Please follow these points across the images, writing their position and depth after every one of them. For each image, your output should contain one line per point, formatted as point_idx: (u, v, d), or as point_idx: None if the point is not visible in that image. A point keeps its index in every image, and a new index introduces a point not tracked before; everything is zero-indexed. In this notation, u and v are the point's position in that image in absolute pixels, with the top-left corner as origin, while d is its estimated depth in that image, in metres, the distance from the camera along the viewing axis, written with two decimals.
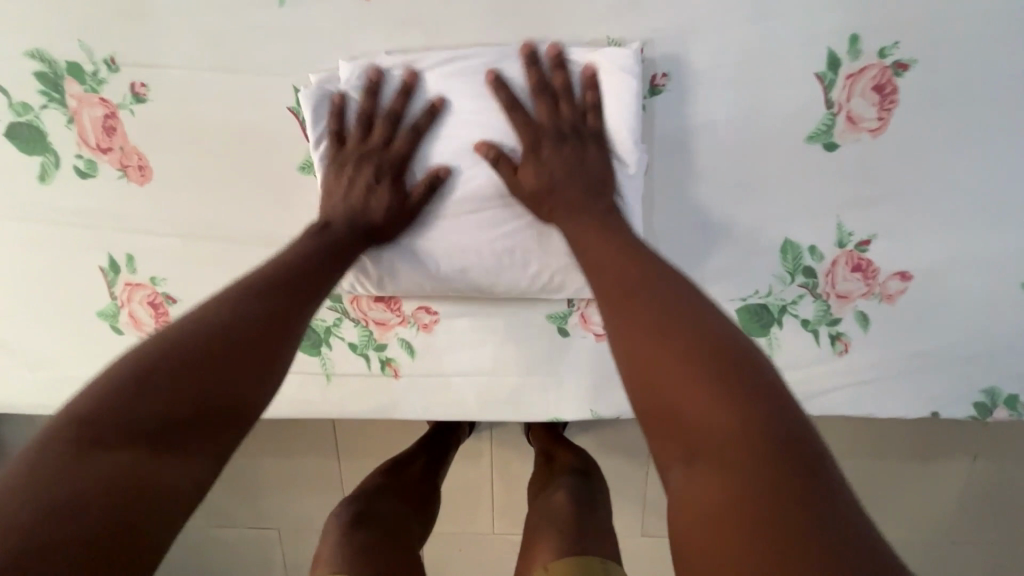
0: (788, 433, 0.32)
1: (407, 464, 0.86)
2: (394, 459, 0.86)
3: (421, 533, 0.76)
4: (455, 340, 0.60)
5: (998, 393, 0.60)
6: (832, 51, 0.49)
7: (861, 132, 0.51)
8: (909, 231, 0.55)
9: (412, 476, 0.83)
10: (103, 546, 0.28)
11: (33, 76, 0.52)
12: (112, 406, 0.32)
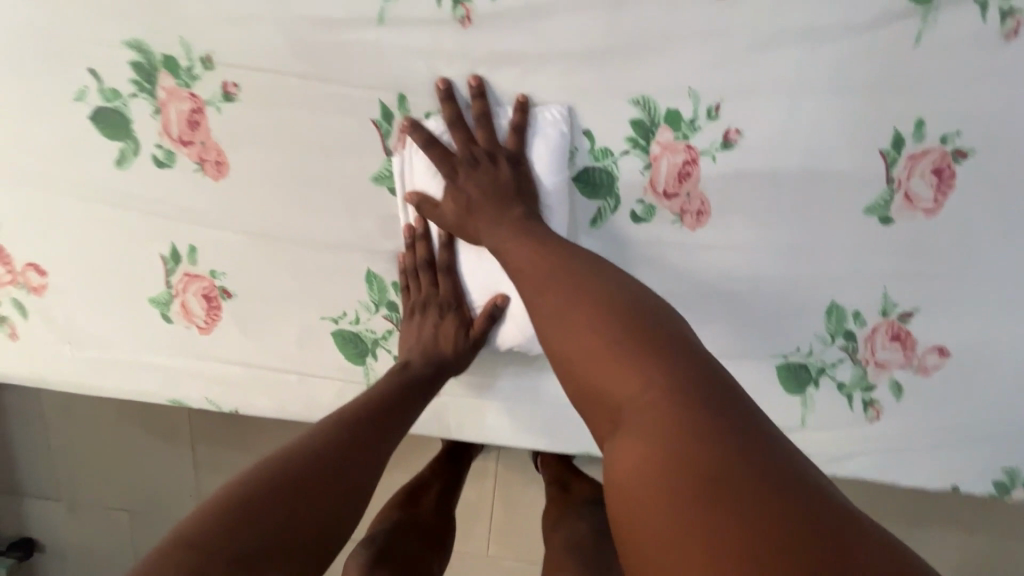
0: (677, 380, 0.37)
1: (422, 492, 0.87)
2: (410, 486, 0.88)
3: (435, 565, 0.77)
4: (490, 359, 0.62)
5: (1018, 474, 0.62)
6: (898, 132, 0.51)
7: (916, 211, 0.53)
8: (950, 309, 0.57)
9: (427, 506, 0.84)
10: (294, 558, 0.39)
11: (127, 65, 0.53)
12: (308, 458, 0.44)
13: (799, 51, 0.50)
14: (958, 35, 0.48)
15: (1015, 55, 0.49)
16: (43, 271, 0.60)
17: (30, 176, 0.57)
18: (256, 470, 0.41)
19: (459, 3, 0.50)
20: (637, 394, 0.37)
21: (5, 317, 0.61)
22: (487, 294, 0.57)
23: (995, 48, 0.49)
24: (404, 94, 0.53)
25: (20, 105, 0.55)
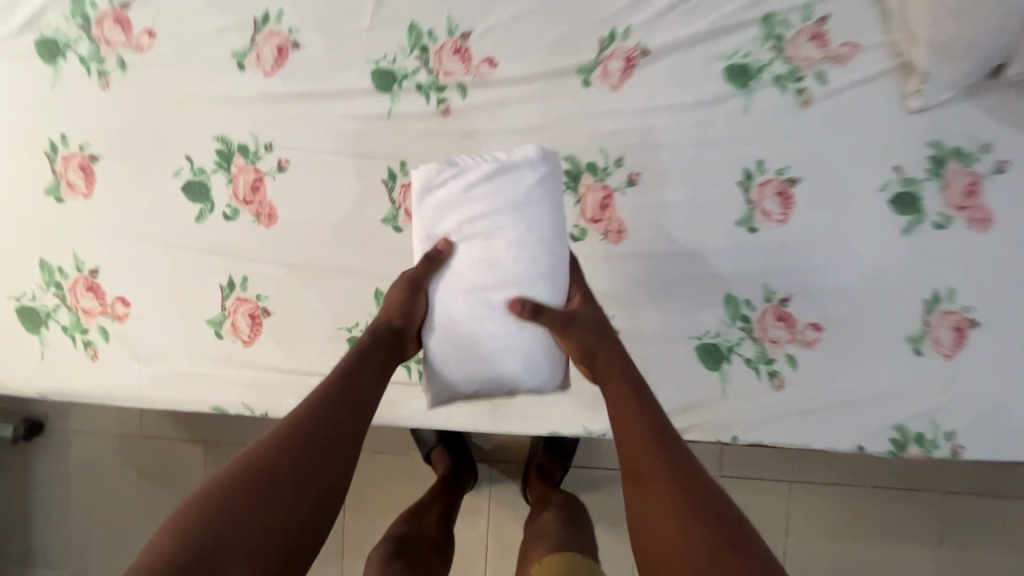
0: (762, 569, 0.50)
1: (425, 511, 0.97)
2: (414, 507, 0.97)
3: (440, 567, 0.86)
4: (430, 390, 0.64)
5: (907, 431, 0.76)
6: (747, 168, 0.74)
7: (772, 222, 0.75)
8: (816, 294, 0.75)
9: (431, 521, 0.94)
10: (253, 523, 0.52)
11: (213, 151, 0.77)
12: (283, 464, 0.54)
13: (669, 120, 0.74)
14: (771, 105, 0.74)
15: (812, 116, 0.74)
16: (127, 303, 0.78)
17: (130, 232, 0.78)
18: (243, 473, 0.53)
19: (442, 101, 0.75)
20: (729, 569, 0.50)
21: (90, 341, 0.78)
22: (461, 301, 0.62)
23: (797, 112, 0.74)
24: (405, 161, 0.76)
25: (132, 180, 0.77)
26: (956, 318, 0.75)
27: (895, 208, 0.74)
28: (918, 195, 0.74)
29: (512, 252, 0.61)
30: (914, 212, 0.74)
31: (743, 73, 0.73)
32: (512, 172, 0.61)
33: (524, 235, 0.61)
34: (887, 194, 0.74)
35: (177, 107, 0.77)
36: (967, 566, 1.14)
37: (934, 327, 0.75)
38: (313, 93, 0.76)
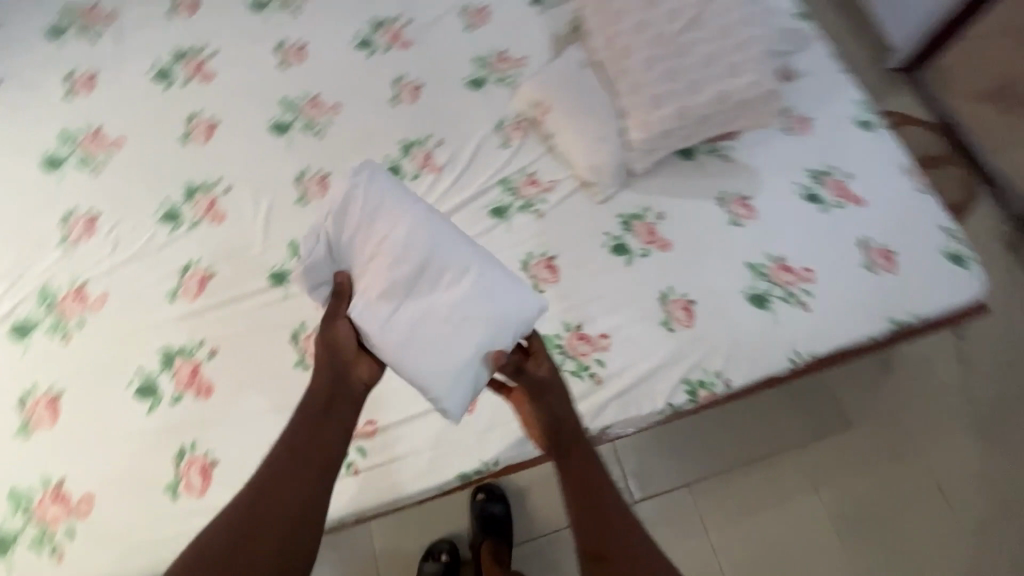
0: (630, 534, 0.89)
1: None
2: None
3: None
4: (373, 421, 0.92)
5: (692, 381, 1.11)
6: (522, 259, 1.20)
7: (549, 284, 1.18)
8: (595, 316, 1.15)
9: None
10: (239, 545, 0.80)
11: (158, 358, 1.05)
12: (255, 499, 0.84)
13: None
14: (522, 223, 1.23)
15: (547, 221, 1.23)
16: (91, 499, 0.95)
17: (92, 439, 0.99)
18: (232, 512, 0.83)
19: None
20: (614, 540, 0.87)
21: (57, 545, 0.91)
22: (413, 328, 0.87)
23: (538, 222, 1.23)
24: (303, 320, 1.09)
25: (90, 402, 1.01)
26: (682, 301, 1.17)
27: (616, 253, 1.21)
28: (624, 242, 1.22)
29: (473, 318, 0.86)
30: (627, 252, 1.21)
31: (499, 211, 1.23)
32: (497, 272, 0.88)
33: (484, 308, 0.87)
34: (608, 247, 1.21)
35: (126, 337, 1.06)
36: (844, 499, 1.41)
37: (672, 310, 1.16)
38: (230, 298, 1.11)
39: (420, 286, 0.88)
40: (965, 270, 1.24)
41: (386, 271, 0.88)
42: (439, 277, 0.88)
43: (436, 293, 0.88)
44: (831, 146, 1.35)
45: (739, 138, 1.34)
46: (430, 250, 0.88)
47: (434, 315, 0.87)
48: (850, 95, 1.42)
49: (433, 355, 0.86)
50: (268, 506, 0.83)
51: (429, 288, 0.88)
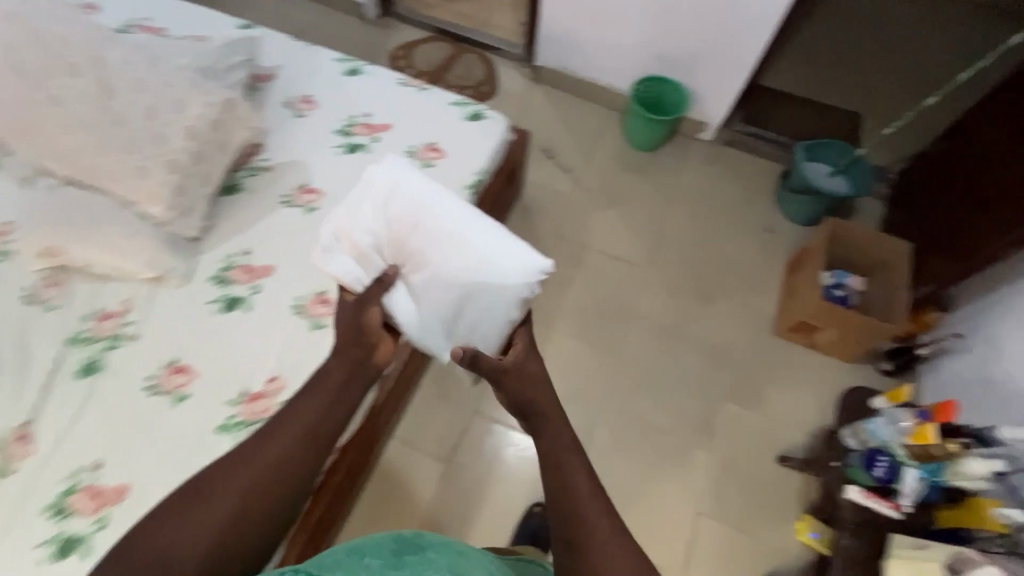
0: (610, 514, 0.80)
1: None
2: None
3: None
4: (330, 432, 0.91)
5: None
6: (146, 386, 1.09)
7: (188, 382, 1.10)
8: (250, 372, 1.12)
9: None
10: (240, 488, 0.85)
11: None
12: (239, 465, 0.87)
13: (80, 427, 1.05)
14: (120, 359, 1.11)
15: (144, 338, 1.14)
16: None
17: None
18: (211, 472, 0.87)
19: None
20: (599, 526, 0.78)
21: None
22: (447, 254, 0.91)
23: (136, 345, 1.13)
24: None
25: None
26: (314, 300, 1.21)
27: (229, 309, 1.18)
28: (230, 296, 1.19)
29: (474, 280, 0.89)
30: (240, 301, 1.19)
31: (89, 369, 1.10)
32: (505, 263, 0.88)
33: (474, 274, 0.89)
34: (219, 311, 1.18)
35: None
36: (570, 320, 1.66)
37: (312, 313, 1.19)
38: None
39: (432, 228, 0.92)
40: (487, 120, 1.50)
41: (384, 234, 0.94)
42: (436, 237, 0.92)
43: (433, 261, 0.92)
44: (339, 103, 1.50)
45: (265, 150, 1.40)
46: (427, 228, 0.91)
47: (419, 274, 0.93)
48: (327, 59, 1.59)
49: (423, 307, 0.94)
50: (205, 495, 0.83)
51: (438, 260, 0.91)
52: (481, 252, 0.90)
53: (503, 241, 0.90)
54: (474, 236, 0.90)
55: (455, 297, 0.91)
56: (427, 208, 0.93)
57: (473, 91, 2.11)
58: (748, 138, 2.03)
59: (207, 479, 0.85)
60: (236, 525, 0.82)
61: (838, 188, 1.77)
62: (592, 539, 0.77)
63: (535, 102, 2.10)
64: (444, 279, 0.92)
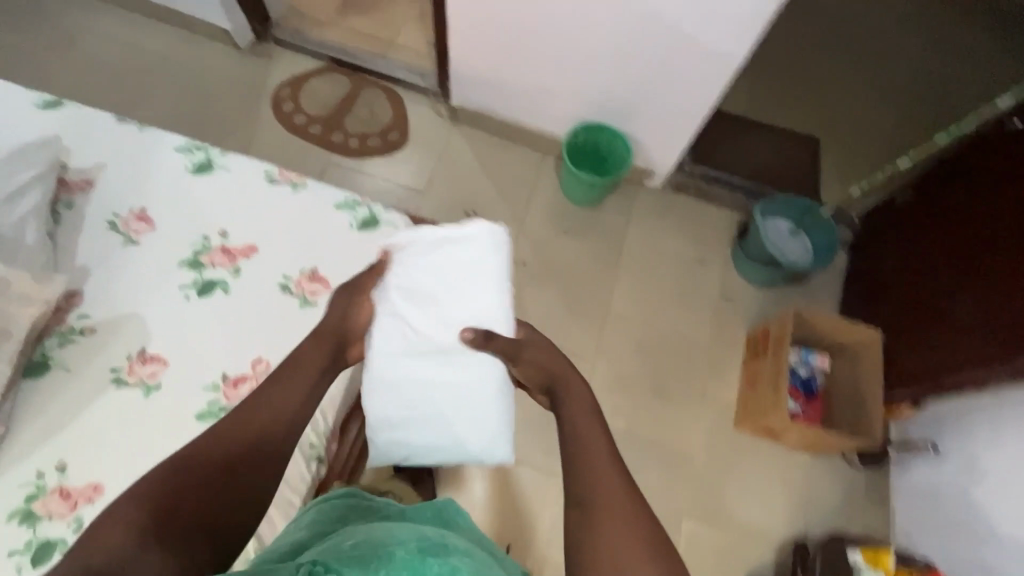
0: (630, 499, 0.71)
1: None
2: None
3: None
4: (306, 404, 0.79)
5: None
6: None
7: None
8: None
9: None
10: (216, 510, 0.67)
11: None
12: (217, 448, 0.71)
13: None
14: None
15: None
16: None
17: None
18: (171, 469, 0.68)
19: None
20: (623, 511, 0.70)
21: None
22: (457, 338, 0.80)
23: None
24: None
25: None
26: None
27: (42, 561, 0.88)
28: (44, 540, 0.89)
29: (440, 420, 0.83)
30: (57, 545, 0.89)
31: None
32: (497, 405, 0.82)
33: (457, 409, 0.82)
34: (28, 566, 0.88)
35: None
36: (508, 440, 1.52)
37: None
38: None
39: (452, 342, 0.80)
40: (383, 227, 1.18)
41: (430, 273, 0.82)
42: (454, 336, 0.80)
43: (439, 341, 0.80)
44: (183, 217, 1.14)
45: (83, 300, 1.05)
46: (480, 318, 0.80)
47: (416, 331, 0.81)
48: (166, 149, 1.21)
49: (395, 382, 0.82)
50: (183, 487, 0.66)
51: (437, 369, 0.80)
52: (486, 383, 0.81)
53: (485, 395, 0.81)
54: (488, 363, 0.81)
55: (423, 412, 0.83)
56: (475, 300, 0.80)
57: (379, 138, 1.76)
58: (699, 178, 1.78)
59: (255, 402, 0.76)
60: (240, 494, 0.69)
61: (802, 256, 1.59)
62: (606, 510, 0.70)
63: (454, 148, 1.77)
64: (430, 366, 0.81)
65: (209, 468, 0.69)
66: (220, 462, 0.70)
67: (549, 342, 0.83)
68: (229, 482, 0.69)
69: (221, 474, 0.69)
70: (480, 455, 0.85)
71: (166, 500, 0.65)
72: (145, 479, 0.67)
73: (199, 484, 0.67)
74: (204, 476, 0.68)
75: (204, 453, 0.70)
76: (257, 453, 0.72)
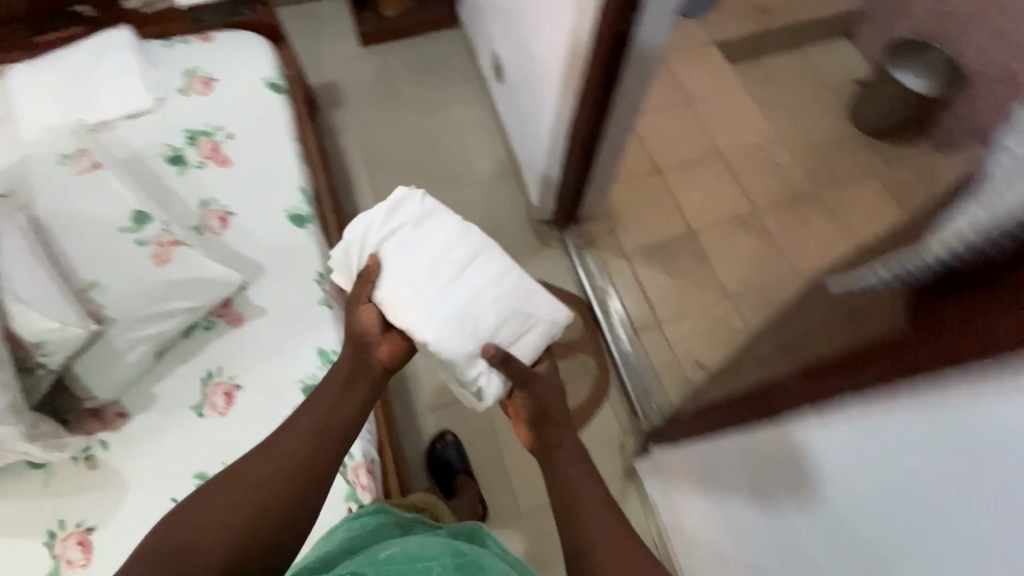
0: None
1: None
2: None
3: None
4: (318, 413, 0.82)
5: None
6: None
7: None
8: None
9: None
10: (272, 532, 0.73)
11: None
12: (255, 473, 0.75)
13: None
14: None
15: None
16: None
17: None
18: (230, 491, 0.74)
19: None
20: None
21: None
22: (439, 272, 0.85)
23: None
24: None
25: None
26: None
27: None
28: None
29: (510, 324, 0.85)
30: None
31: None
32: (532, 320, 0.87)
33: (521, 323, 0.86)
34: None
35: None
36: None
37: None
38: None
39: (471, 326, 0.84)
40: None
41: (416, 267, 0.86)
42: (461, 287, 0.85)
43: (452, 295, 0.84)
44: (252, 429, 1.01)
45: (121, 428, 1.00)
46: (466, 284, 0.85)
47: (449, 330, 0.82)
48: (314, 343, 1.10)
49: (443, 306, 0.83)
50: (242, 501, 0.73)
51: (480, 325, 0.84)
52: (518, 319, 0.86)
53: (537, 329, 0.87)
54: (529, 331, 0.86)
55: (485, 315, 0.84)
56: (427, 258, 0.86)
57: None
58: None
59: (269, 445, 0.78)
60: (286, 492, 0.75)
61: None
62: None
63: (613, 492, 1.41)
64: (458, 302, 0.84)
65: (249, 503, 0.73)
66: (254, 480, 0.75)
67: (559, 392, 0.87)
68: (279, 491, 0.74)
69: (270, 482, 0.75)
70: (553, 322, 0.87)
71: (231, 521, 0.72)
72: (225, 499, 0.73)
73: (243, 507, 0.73)
74: (265, 518, 0.73)
75: (245, 482, 0.74)
76: (303, 469, 0.77)
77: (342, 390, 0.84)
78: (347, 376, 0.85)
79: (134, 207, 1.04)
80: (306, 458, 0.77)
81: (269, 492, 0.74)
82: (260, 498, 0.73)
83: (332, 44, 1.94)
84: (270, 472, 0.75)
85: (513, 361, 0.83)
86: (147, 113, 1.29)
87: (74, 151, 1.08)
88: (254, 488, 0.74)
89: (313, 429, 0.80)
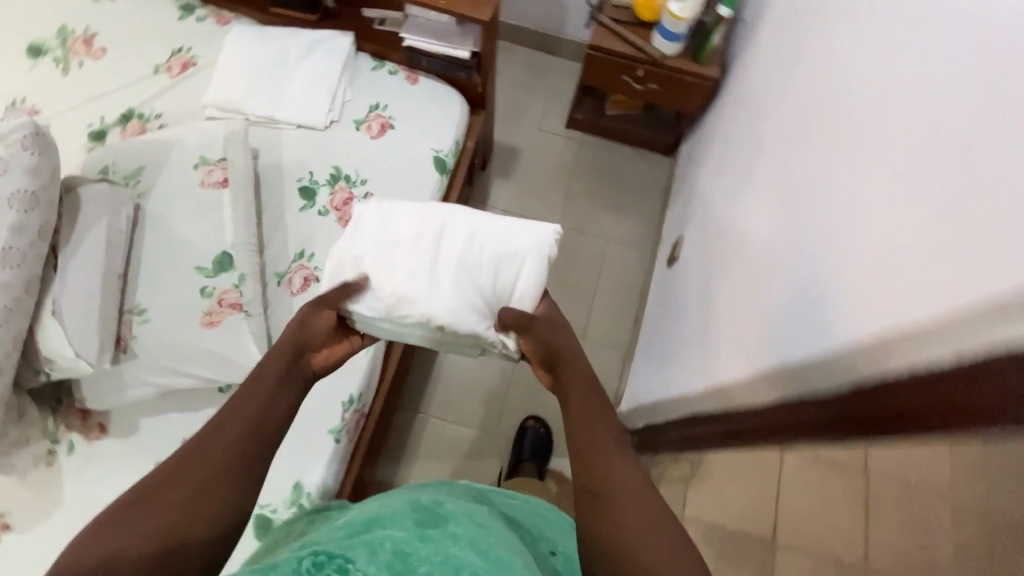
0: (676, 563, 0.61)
1: None
2: None
3: None
4: (248, 413, 0.72)
5: None
6: None
7: None
8: None
9: None
10: (210, 547, 0.63)
11: None
12: (186, 484, 0.65)
13: None
14: None
15: None
16: None
17: None
18: (154, 505, 0.63)
19: None
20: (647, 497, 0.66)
21: None
22: (435, 248, 0.85)
23: None
24: None
25: None
26: None
27: None
28: None
29: (509, 259, 0.84)
30: None
31: None
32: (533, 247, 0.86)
33: (510, 257, 0.85)
34: None
35: None
36: None
37: None
38: None
39: (478, 281, 0.83)
40: None
41: (400, 250, 0.85)
42: (456, 255, 0.84)
43: (455, 269, 0.83)
44: None
45: (93, 440, 0.97)
46: (456, 228, 0.87)
47: (459, 293, 0.82)
48: (297, 473, 0.98)
49: (450, 279, 0.82)
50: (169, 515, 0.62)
51: (486, 258, 0.84)
52: (515, 260, 0.85)
53: (528, 242, 0.86)
54: (530, 263, 0.85)
55: (490, 261, 0.84)
56: (409, 230, 0.86)
57: None
58: None
59: (201, 442, 0.69)
60: (225, 500, 0.66)
61: None
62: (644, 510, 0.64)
63: None
64: (454, 263, 0.83)
65: (178, 522, 0.62)
66: (189, 489, 0.65)
67: (560, 324, 0.84)
68: (214, 507, 0.65)
69: (205, 491, 0.65)
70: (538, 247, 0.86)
71: (156, 539, 0.61)
72: (146, 510, 0.62)
73: (168, 524, 0.62)
74: (199, 535, 0.63)
75: (170, 498, 0.64)
76: (236, 469, 0.68)
77: (272, 390, 0.75)
78: (280, 383, 0.76)
79: (222, 250, 0.97)
80: (241, 459, 0.68)
81: (197, 506, 0.64)
82: (191, 513, 0.63)
83: (541, 109, 1.79)
84: (201, 482, 0.65)
85: (518, 320, 0.81)
86: (314, 130, 1.23)
87: (215, 157, 1.03)
88: (183, 501, 0.64)
89: (246, 427, 0.70)
